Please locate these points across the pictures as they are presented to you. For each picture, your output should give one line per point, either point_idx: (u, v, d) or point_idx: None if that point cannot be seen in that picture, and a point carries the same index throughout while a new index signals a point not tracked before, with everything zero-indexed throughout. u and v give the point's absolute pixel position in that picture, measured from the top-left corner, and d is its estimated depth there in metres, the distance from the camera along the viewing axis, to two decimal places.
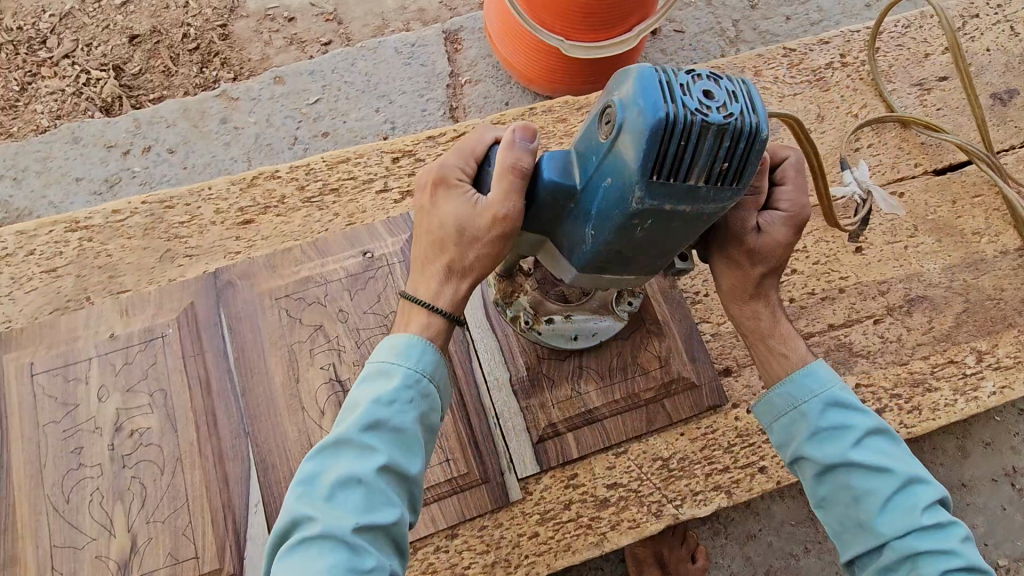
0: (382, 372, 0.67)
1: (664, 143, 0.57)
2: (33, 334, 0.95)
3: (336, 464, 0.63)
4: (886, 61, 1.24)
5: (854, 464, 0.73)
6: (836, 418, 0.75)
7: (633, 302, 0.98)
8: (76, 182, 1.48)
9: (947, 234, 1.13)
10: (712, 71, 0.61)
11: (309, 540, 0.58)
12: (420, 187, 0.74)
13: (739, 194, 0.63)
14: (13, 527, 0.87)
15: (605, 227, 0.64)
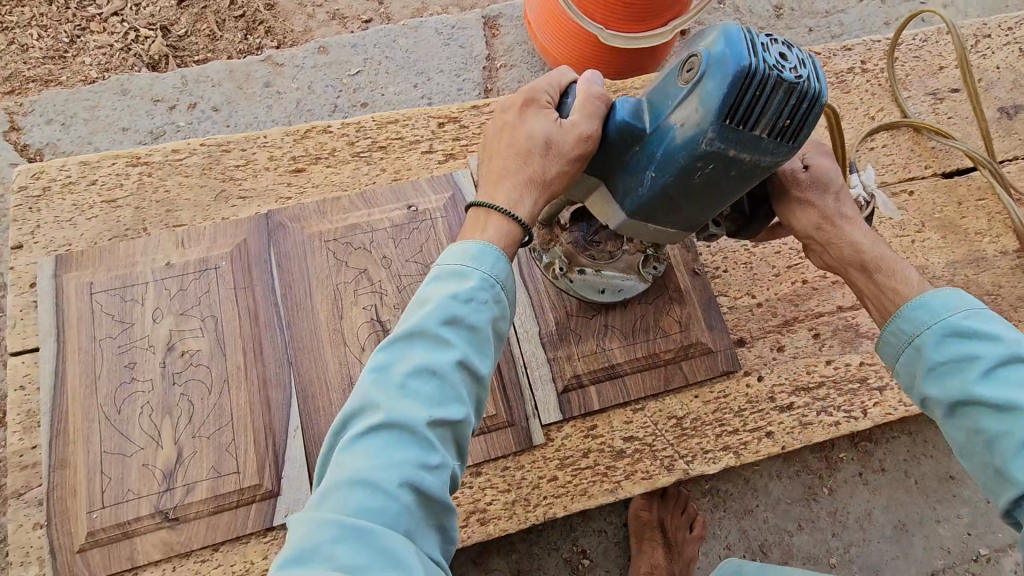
0: (457, 274, 0.73)
1: (743, 90, 0.67)
2: (94, 257, 1.00)
3: (408, 357, 0.69)
4: (903, 70, 1.33)
5: (977, 398, 0.69)
6: (961, 348, 0.72)
7: (658, 267, 1.03)
8: (122, 132, 1.52)
9: (951, 232, 1.21)
10: (786, 40, 0.71)
11: (384, 426, 0.64)
12: (506, 108, 0.85)
13: (791, 154, 0.73)
14: (66, 432, 0.91)
15: (668, 167, 0.74)
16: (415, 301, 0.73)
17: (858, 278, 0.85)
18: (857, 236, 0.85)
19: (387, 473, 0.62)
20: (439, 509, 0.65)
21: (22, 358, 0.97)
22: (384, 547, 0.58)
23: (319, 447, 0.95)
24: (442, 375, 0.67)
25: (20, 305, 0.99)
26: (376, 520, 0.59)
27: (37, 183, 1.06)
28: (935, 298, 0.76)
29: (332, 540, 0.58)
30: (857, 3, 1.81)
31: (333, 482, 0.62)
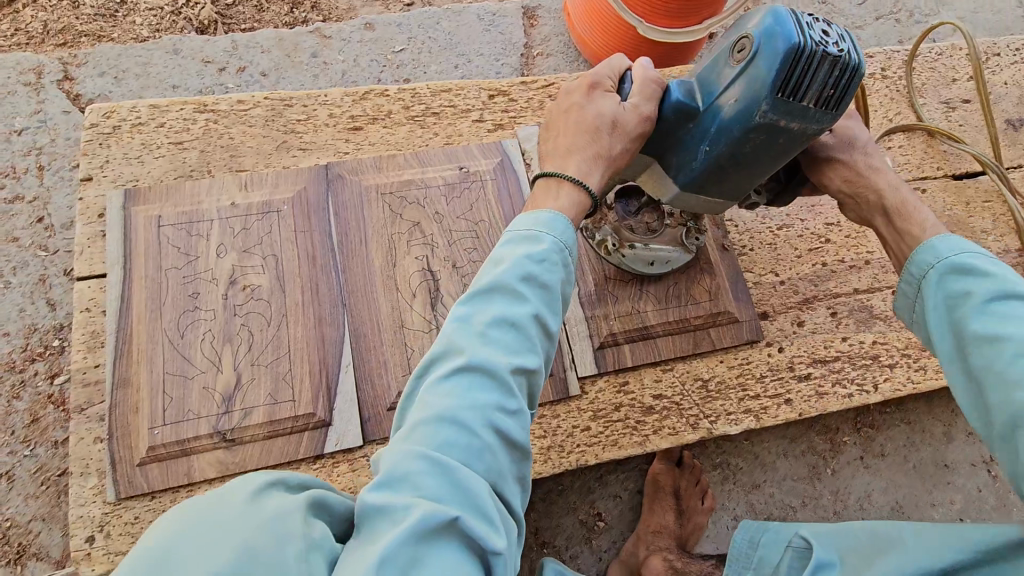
0: (533, 238, 0.76)
1: (793, 65, 0.71)
2: (161, 193, 1.05)
3: (488, 308, 0.72)
4: (921, 79, 1.42)
5: (964, 335, 0.74)
6: (966, 283, 0.75)
7: (700, 238, 1.11)
8: (172, 89, 1.57)
9: (959, 228, 1.29)
10: (825, 19, 0.76)
11: (470, 370, 0.67)
12: (569, 91, 0.88)
13: (834, 122, 0.77)
14: (130, 353, 0.96)
15: (721, 140, 0.78)
16: (490, 260, 0.76)
17: (884, 227, 0.89)
18: (883, 185, 0.89)
19: (471, 413, 0.65)
20: (515, 452, 0.68)
21: (88, 283, 1.03)
22: (469, 481, 0.62)
23: (368, 384, 0.99)
24: (520, 327, 0.71)
25: (89, 234, 1.05)
26: (461, 456, 0.63)
27: (108, 122, 1.11)
28: (944, 241, 0.80)
29: (424, 471, 0.61)
30: (874, 20, 1.92)
31: (420, 418, 0.65)
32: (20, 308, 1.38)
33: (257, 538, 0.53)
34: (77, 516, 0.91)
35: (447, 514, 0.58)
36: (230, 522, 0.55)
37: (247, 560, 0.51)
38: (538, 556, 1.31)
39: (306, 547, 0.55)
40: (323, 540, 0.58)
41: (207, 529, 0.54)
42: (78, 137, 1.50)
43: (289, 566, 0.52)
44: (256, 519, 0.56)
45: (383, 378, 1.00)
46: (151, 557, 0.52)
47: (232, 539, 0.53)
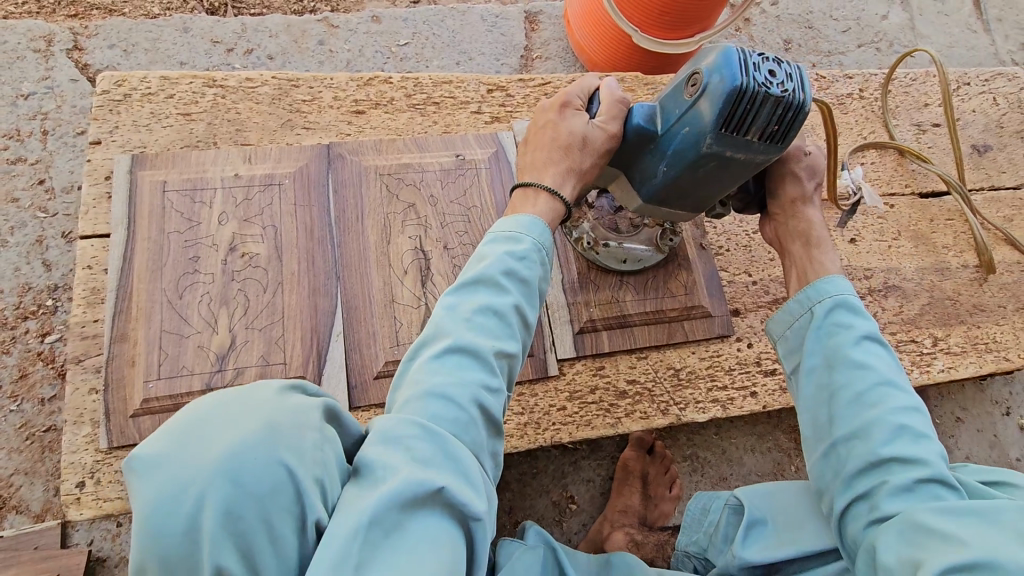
0: (513, 238, 0.82)
1: (737, 104, 0.77)
2: (168, 160, 1.10)
3: (473, 299, 0.77)
4: (894, 101, 1.51)
5: (846, 363, 0.83)
6: (842, 319, 0.86)
7: (673, 239, 1.18)
8: (180, 65, 1.61)
9: (922, 243, 1.38)
10: (776, 56, 0.81)
11: (458, 353, 0.72)
12: (545, 109, 0.94)
13: (780, 153, 0.84)
14: (130, 309, 1.00)
15: (677, 166, 0.85)
16: (473, 257, 0.82)
17: (796, 250, 0.96)
18: (818, 221, 0.97)
19: (459, 389, 0.69)
20: (491, 430, 0.72)
21: (91, 242, 1.07)
22: (457, 449, 0.64)
23: (357, 352, 1.04)
24: (503, 315, 0.77)
25: (94, 194, 1.09)
26: (449, 427, 0.66)
27: (119, 90, 1.16)
28: (840, 279, 0.90)
29: (419, 435, 0.63)
30: (856, 48, 2.01)
31: (409, 396, 0.69)
32: (16, 266, 1.41)
33: (280, 423, 0.56)
34: (69, 461, 0.94)
35: (436, 481, 0.59)
36: (256, 403, 0.57)
37: (272, 440, 0.54)
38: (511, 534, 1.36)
39: (319, 440, 0.58)
40: (333, 441, 0.61)
41: (234, 405, 0.56)
42: (84, 105, 1.53)
43: (307, 455, 0.56)
44: (280, 404, 0.58)
45: (371, 348, 1.04)
46: (182, 425, 0.54)
47: (258, 417, 0.55)
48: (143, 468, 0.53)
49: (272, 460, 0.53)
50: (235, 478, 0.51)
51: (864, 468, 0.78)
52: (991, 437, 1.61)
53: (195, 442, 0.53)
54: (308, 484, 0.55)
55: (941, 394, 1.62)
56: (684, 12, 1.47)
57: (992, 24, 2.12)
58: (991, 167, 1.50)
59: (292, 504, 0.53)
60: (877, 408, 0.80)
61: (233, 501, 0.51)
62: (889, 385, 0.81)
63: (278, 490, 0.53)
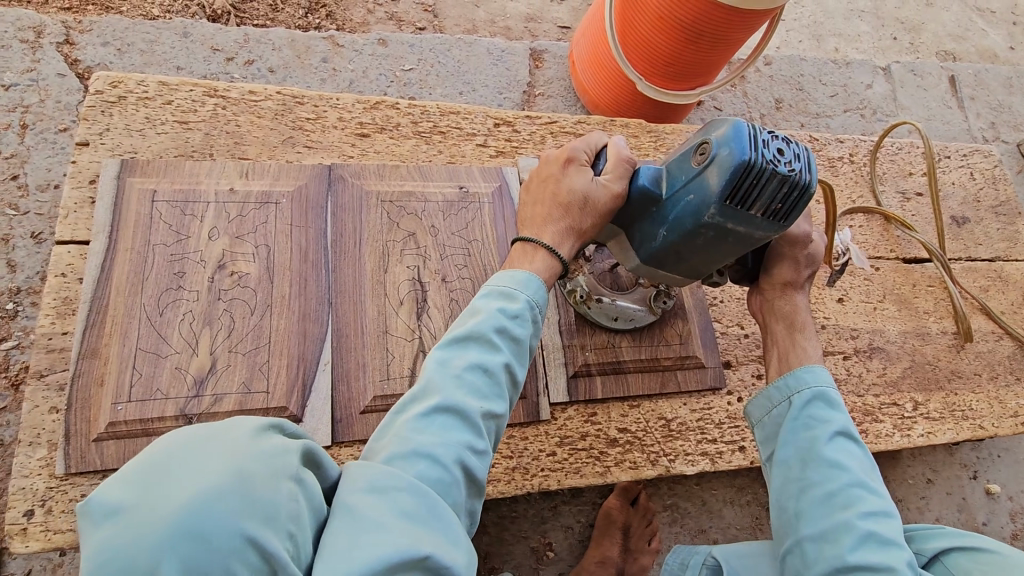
0: (509, 291, 0.80)
1: (743, 178, 0.75)
2: (159, 169, 1.05)
3: (463, 354, 0.74)
4: (881, 168, 1.57)
5: (821, 457, 0.80)
6: (814, 417, 0.83)
7: (666, 303, 1.17)
8: (176, 70, 1.56)
9: (904, 307, 1.41)
10: (786, 136, 0.80)
11: (447, 410, 0.68)
12: (550, 161, 0.93)
13: (781, 231, 0.82)
14: (103, 322, 0.94)
15: (678, 230, 0.82)
16: (466, 311, 0.79)
17: (779, 331, 0.96)
18: (804, 304, 0.97)
19: (445, 448, 0.65)
20: (473, 493, 0.68)
21: (68, 249, 1.00)
22: (444, 511, 0.60)
23: (345, 384, 0.99)
24: (494, 374, 0.73)
25: (76, 197, 1.03)
26: (434, 487, 0.62)
27: (113, 91, 1.11)
28: (820, 370, 0.88)
29: (406, 488, 0.59)
30: (842, 113, 2.10)
31: (392, 453, 0.64)
32: None
33: (254, 473, 0.49)
34: (19, 487, 0.86)
35: (421, 545, 0.55)
36: (228, 445, 0.50)
37: (243, 493, 0.47)
38: None
39: (294, 489, 0.52)
40: (310, 489, 0.55)
41: (203, 449, 0.49)
42: (69, 102, 1.47)
43: (279, 514, 0.49)
44: (254, 448, 0.51)
45: (360, 380, 1.00)
46: (146, 467, 0.48)
47: (229, 462, 0.48)
48: (100, 514, 0.46)
49: (241, 515, 0.46)
50: (199, 534, 0.44)
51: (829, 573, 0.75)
52: (959, 500, 1.64)
53: (157, 489, 0.46)
54: (277, 541, 0.48)
55: (913, 455, 1.65)
56: (687, 65, 1.50)
57: (966, 101, 2.24)
58: (968, 238, 1.57)
59: (259, 564, 0.46)
60: (848, 512, 0.77)
61: (194, 560, 0.44)
62: (861, 487, 0.79)
63: (245, 549, 0.46)
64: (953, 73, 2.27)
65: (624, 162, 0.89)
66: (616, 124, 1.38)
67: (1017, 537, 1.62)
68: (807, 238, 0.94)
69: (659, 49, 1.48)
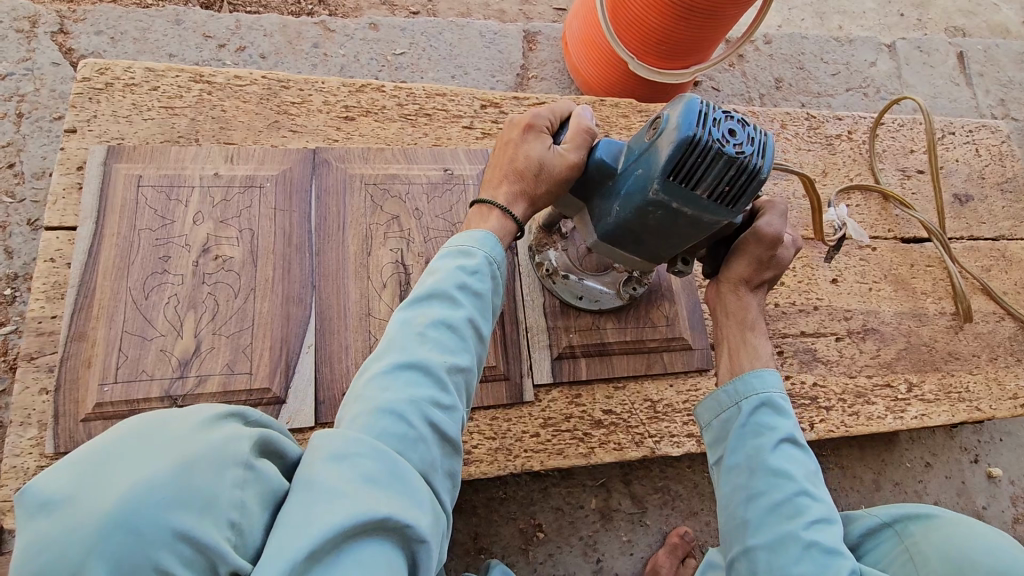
0: (463, 252, 0.80)
1: (687, 154, 0.74)
2: (145, 154, 1.06)
3: (426, 312, 0.75)
4: (882, 146, 1.53)
5: (767, 464, 0.80)
6: (757, 426, 0.83)
7: (636, 290, 1.14)
8: (168, 57, 1.57)
9: (901, 288, 1.39)
10: (742, 118, 0.79)
11: (411, 368, 0.69)
12: (512, 128, 0.92)
13: (731, 217, 0.80)
14: (90, 306, 0.96)
15: (628, 206, 0.81)
16: (425, 275, 0.80)
17: (732, 329, 0.94)
18: (754, 305, 0.96)
19: (409, 404, 0.66)
20: (447, 449, 0.69)
21: (56, 234, 1.02)
22: (406, 468, 0.61)
23: (327, 366, 1.00)
24: (457, 330, 0.74)
25: (64, 184, 1.05)
26: (398, 445, 0.63)
27: (101, 78, 1.12)
28: (770, 374, 0.87)
29: (367, 450, 0.59)
30: (844, 92, 2.05)
31: (358, 412, 0.65)
32: None
33: (195, 461, 0.49)
34: (10, 465, 0.89)
35: (380, 508, 0.55)
36: (171, 436, 0.50)
37: (181, 486, 0.48)
38: (474, 560, 1.32)
39: (241, 477, 0.52)
40: (263, 472, 0.54)
41: (147, 440, 0.50)
42: (64, 90, 1.49)
43: (219, 503, 0.49)
44: (199, 437, 0.51)
45: (342, 361, 1.01)
46: (86, 459, 0.48)
47: (170, 454, 0.49)
48: (37, 505, 0.46)
49: (176, 511, 0.47)
50: (132, 527, 0.45)
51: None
52: (958, 483, 1.62)
53: (95, 481, 0.47)
54: (216, 532, 0.48)
55: (912, 437, 1.63)
56: (680, 43, 1.47)
57: (974, 79, 2.17)
58: (971, 217, 1.53)
59: (194, 557, 0.47)
60: (792, 522, 0.76)
61: (126, 554, 0.44)
62: (805, 496, 0.78)
63: (178, 543, 0.46)
64: (960, 50, 2.21)
65: (582, 133, 0.89)
66: (606, 104, 1.36)
67: (1018, 521, 1.60)
68: (777, 241, 0.91)
69: (652, 27, 1.45)
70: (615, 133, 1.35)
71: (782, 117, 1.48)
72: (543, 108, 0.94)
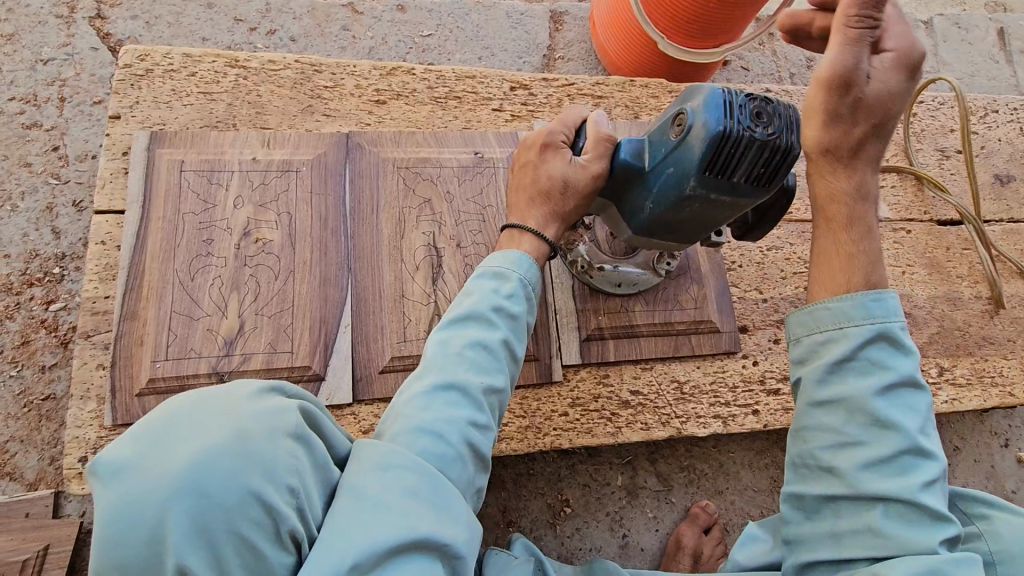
0: (501, 273, 0.83)
1: (720, 148, 0.74)
2: (186, 140, 1.10)
3: (463, 333, 0.77)
4: (919, 125, 1.49)
5: (908, 412, 0.71)
6: (900, 377, 0.71)
7: (670, 264, 1.16)
8: (201, 41, 1.59)
9: (936, 271, 1.37)
10: (766, 97, 0.78)
11: (450, 389, 0.71)
12: (529, 148, 0.94)
13: (769, 194, 0.80)
14: (140, 288, 1.00)
15: (664, 203, 0.82)
16: (461, 293, 0.83)
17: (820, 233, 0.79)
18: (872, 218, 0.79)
19: (448, 424, 0.68)
20: (478, 466, 0.72)
21: (106, 218, 1.07)
22: (446, 487, 0.63)
23: (364, 346, 1.04)
24: (493, 352, 0.77)
25: (111, 169, 1.09)
26: (437, 463, 0.65)
27: (141, 64, 1.15)
28: (891, 299, 0.73)
29: (409, 465, 0.62)
30: None
31: (399, 430, 0.67)
32: (25, 233, 1.41)
33: (249, 433, 0.52)
34: (73, 436, 0.95)
35: (419, 527, 0.58)
36: (224, 409, 0.53)
37: (237, 454, 0.51)
38: (503, 532, 1.37)
39: (293, 446, 0.55)
40: (312, 444, 0.57)
41: (204, 413, 0.53)
42: (102, 75, 1.53)
43: (277, 470, 0.52)
44: (251, 409, 0.54)
45: (379, 341, 1.04)
46: (149, 430, 0.52)
47: (225, 425, 0.52)
48: (110, 471, 0.50)
49: (237, 475, 0.50)
50: (202, 491, 0.49)
51: (859, 530, 0.69)
52: (987, 468, 1.61)
53: (160, 451, 0.50)
54: (277, 496, 0.52)
55: (941, 421, 1.62)
56: (712, 22, 1.44)
57: (1017, 55, 2.09)
58: (1012, 199, 1.48)
59: (261, 516, 0.50)
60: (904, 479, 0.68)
61: (199, 513, 0.49)
62: (912, 451, 0.69)
63: (247, 504, 0.50)
64: (1002, 25, 2.12)
65: (605, 139, 0.89)
66: (636, 85, 1.35)
67: None
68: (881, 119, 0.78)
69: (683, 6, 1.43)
70: (645, 115, 1.34)
71: None
72: (553, 120, 0.94)
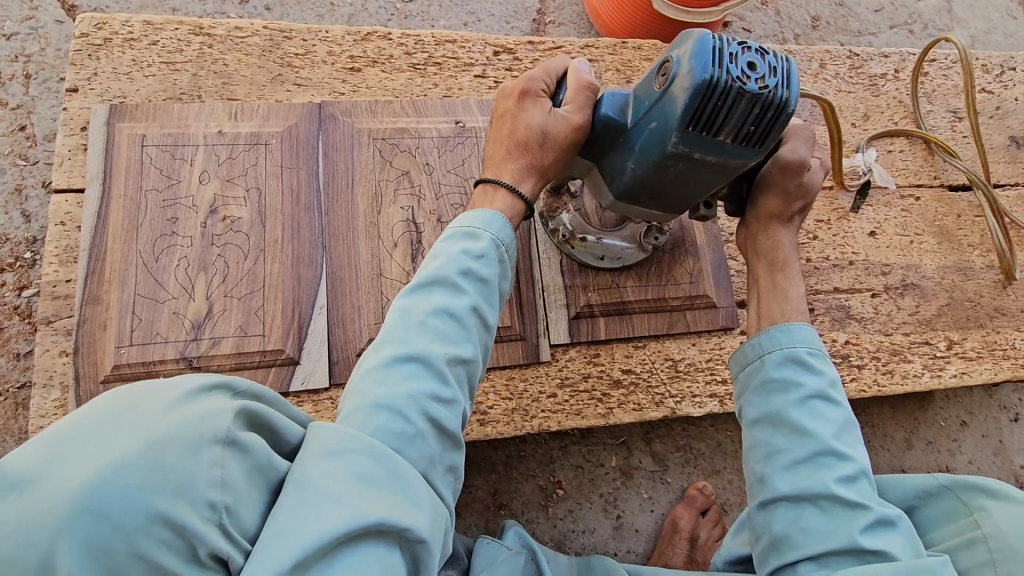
0: (469, 234, 0.76)
1: (704, 100, 0.67)
2: (148, 113, 1.03)
3: (427, 300, 0.72)
4: (931, 86, 1.40)
5: (830, 420, 0.74)
6: (815, 391, 0.75)
7: (658, 239, 1.09)
8: (171, 11, 1.52)
9: (945, 240, 1.30)
10: (760, 47, 0.71)
11: (410, 362, 0.66)
12: (506, 93, 0.86)
13: (759, 158, 0.74)
14: (101, 271, 0.95)
15: (646, 163, 0.75)
16: (429, 257, 0.77)
17: (761, 270, 0.90)
18: (788, 242, 0.89)
19: (405, 398, 0.63)
20: (447, 442, 0.66)
21: (65, 197, 1.01)
22: (403, 467, 0.59)
23: (340, 328, 0.99)
24: (459, 319, 0.71)
25: (70, 145, 1.04)
26: (394, 441, 0.60)
27: (99, 33, 1.08)
28: (798, 328, 0.80)
29: (363, 449, 0.57)
30: (889, 28, 1.88)
31: (354, 407, 0.63)
32: None
33: (167, 443, 0.46)
34: (37, 426, 0.91)
35: (371, 512, 0.53)
36: (142, 416, 0.47)
37: (153, 468, 0.45)
38: (495, 515, 1.33)
39: (222, 454, 0.49)
40: (246, 450, 0.52)
41: (120, 420, 0.47)
42: (67, 49, 1.46)
43: (195, 484, 0.46)
44: (175, 416, 0.48)
45: (355, 323, 0.99)
46: (55, 438, 0.45)
47: (138, 434, 0.46)
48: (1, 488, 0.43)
49: (147, 492, 0.44)
50: (102, 512, 0.42)
51: (788, 534, 0.70)
52: (995, 443, 1.56)
53: (64, 463, 0.44)
54: (194, 514, 0.45)
55: (947, 396, 1.56)
56: None
57: None
58: None
59: (170, 538, 0.44)
60: (818, 477, 0.70)
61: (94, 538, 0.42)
62: (832, 453, 0.72)
63: (152, 524, 0.43)
64: None
65: (584, 90, 0.83)
66: (628, 46, 1.27)
67: None
68: (804, 167, 0.84)
69: None
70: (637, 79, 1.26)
71: (820, 56, 1.37)
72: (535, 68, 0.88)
